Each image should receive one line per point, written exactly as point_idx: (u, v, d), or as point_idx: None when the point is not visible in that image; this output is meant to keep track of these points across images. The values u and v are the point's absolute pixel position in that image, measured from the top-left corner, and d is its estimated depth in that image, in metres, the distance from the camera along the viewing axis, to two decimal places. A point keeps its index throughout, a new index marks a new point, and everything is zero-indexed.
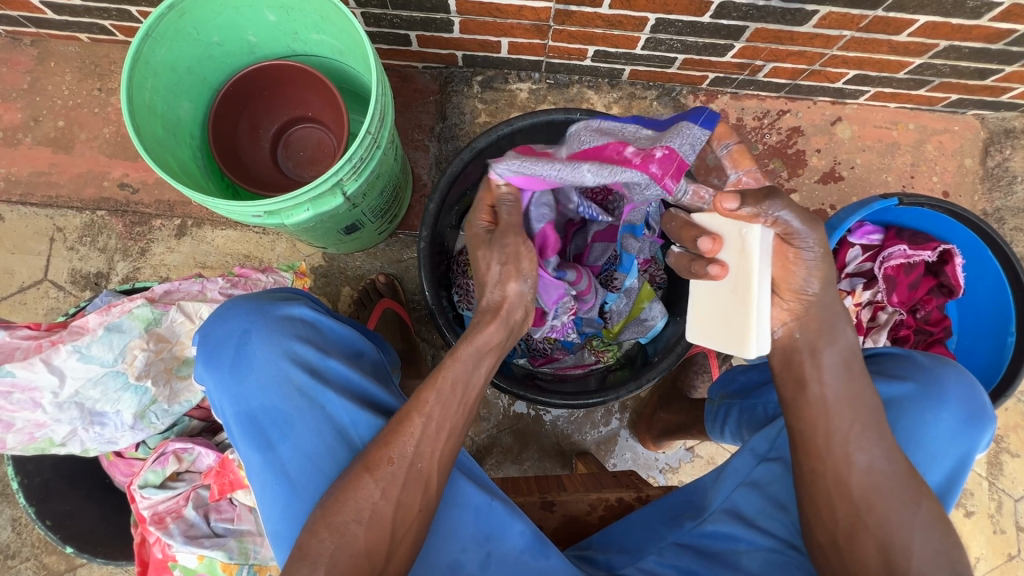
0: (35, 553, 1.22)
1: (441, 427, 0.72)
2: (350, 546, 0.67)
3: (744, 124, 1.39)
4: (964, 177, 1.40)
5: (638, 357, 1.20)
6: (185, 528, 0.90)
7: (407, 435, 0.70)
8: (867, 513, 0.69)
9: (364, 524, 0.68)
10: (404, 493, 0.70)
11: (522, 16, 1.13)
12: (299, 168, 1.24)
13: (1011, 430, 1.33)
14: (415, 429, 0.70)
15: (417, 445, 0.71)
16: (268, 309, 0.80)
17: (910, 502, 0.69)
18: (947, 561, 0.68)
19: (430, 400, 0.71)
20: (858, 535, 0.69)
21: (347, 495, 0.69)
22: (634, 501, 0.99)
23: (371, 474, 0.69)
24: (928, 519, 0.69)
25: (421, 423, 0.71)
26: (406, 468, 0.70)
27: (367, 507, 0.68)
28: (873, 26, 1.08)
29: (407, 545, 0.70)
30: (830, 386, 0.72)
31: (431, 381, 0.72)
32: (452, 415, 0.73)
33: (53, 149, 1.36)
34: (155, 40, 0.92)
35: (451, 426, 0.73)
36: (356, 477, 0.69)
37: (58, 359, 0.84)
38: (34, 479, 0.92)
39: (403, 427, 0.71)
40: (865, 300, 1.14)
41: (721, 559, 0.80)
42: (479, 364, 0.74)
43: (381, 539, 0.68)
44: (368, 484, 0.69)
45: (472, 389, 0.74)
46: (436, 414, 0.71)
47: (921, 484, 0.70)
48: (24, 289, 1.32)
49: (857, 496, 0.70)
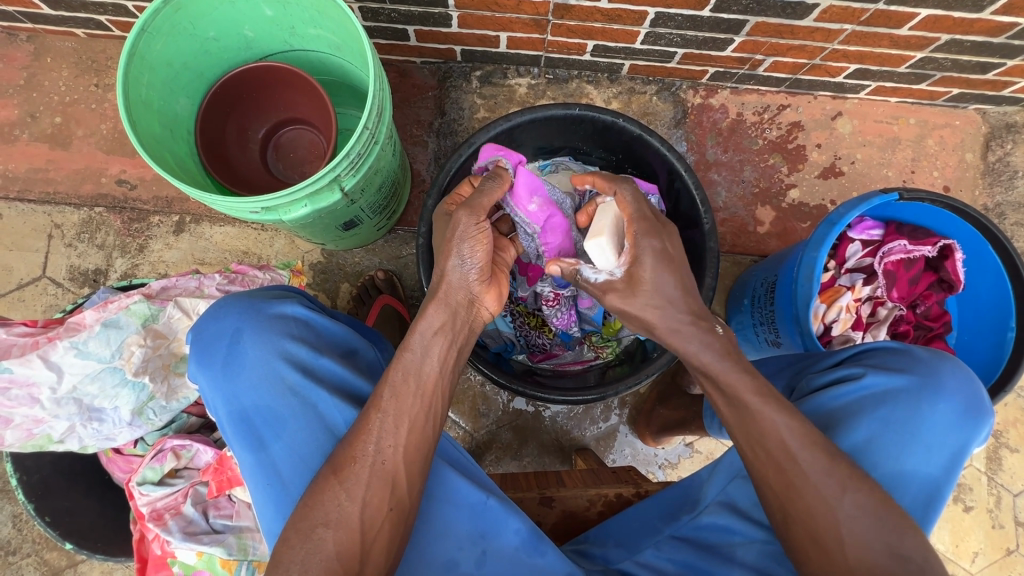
0: (36, 549, 1.22)
1: (399, 421, 0.71)
2: (320, 550, 0.67)
3: (743, 119, 1.38)
4: (965, 173, 1.39)
5: (638, 352, 1.18)
6: (184, 525, 0.90)
7: (367, 433, 0.71)
8: (843, 506, 0.67)
9: (333, 529, 0.67)
10: (370, 494, 0.69)
11: (521, 10, 1.12)
12: (288, 170, 1.24)
13: (1010, 425, 1.33)
14: (372, 426, 0.71)
15: (377, 443, 0.70)
16: (261, 307, 0.80)
17: (837, 495, 0.68)
18: (886, 545, 0.67)
19: (384, 396, 0.72)
20: (799, 530, 0.69)
21: (317, 500, 0.69)
22: (633, 497, 0.99)
23: (337, 478, 0.69)
24: (852, 515, 0.67)
25: (379, 420, 0.71)
26: (369, 467, 0.70)
27: (334, 511, 0.68)
28: (874, 20, 1.08)
29: (381, 551, 0.70)
30: (739, 387, 0.73)
31: (385, 376, 0.74)
32: (407, 407, 0.72)
33: (50, 145, 1.36)
34: (151, 35, 0.91)
35: (411, 420, 0.72)
36: (324, 481, 0.69)
37: (55, 355, 0.84)
38: (33, 475, 0.92)
39: (363, 425, 0.71)
40: (865, 295, 1.13)
41: (717, 551, 0.81)
42: (429, 352, 0.75)
43: (353, 542, 0.68)
44: (334, 487, 0.69)
45: (426, 380, 0.74)
46: (391, 408, 0.72)
47: (842, 473, 0.68)
48: (23, 285, 1.32)
49: (778, 488, 0.70)
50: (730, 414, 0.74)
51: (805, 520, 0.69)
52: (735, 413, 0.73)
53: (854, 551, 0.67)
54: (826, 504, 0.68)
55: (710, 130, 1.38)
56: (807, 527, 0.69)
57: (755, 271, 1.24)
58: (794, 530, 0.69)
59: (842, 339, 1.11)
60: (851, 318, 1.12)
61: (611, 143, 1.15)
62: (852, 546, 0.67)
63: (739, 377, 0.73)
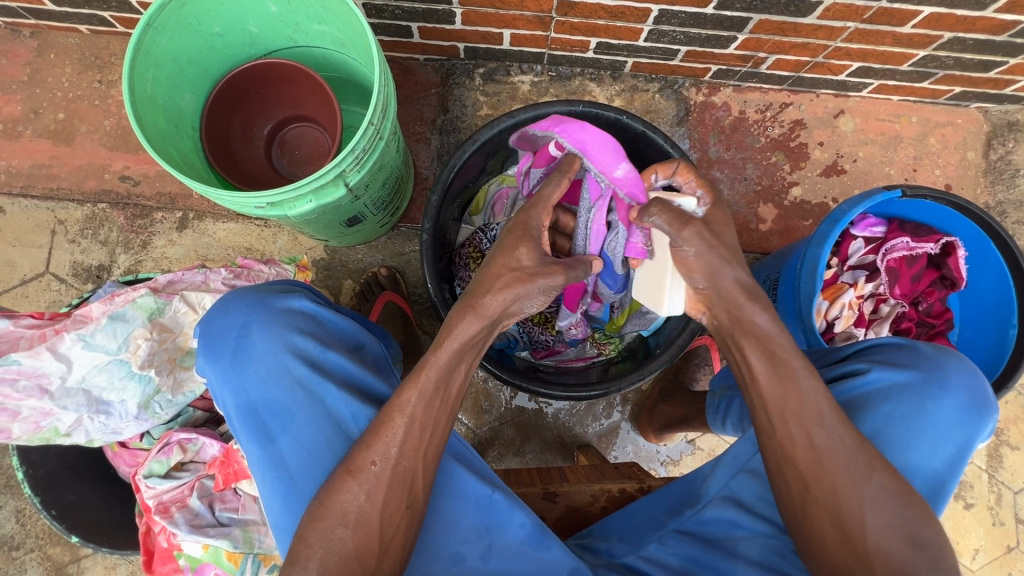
0: (40, 544, 1.22)
1: (424, 428, 0.71)
2: (338, 548, 0.68)
3: (746, 117, 1.38)
4: (966, 171, 1.40)
5: (640, 349, 1.21)
6: (189, 518, 0.90)
7: (389, 436, 0.70)
8: (856, 508, 0.68)
9: (351, 528, 0.68)
10: (389, 496, 0.69)
11: (524, 7, 1.12)
12: (293, 167, 1.24)
13: (1010, 423, 1.33)
14: (396, 430, 0.70)
15: (399, 446, 0.70)
16: (268, 302, 0.80)
17: (860, 500, 0.68)
18: (904, 531, 0.67)
19: (412, 400, 0.71)
20: (816, 532, 0.70)
21: (332, 498, 0.69)
22: (636, 492, 1.00)
23: (353, 477, 0.69)
24: (866, 517, 0.68)
25: (403, 424, 0.70)
26: (389, 469, 0.70)
27: (353, 511, 0.68)
28: (877, 18, 1.08)
29: (396, 549, 0.70)
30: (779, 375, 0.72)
31: (414, 378, 0.71)
32: (434, 412, 0.72)
33: (53, 141, 1.36)
34: (156, 30, 0.91)
35: (433, 424, 0.72)
36: (340, 480, 0.69)
37: (63, 347, 0.86)
38: (40, 469, 0.92)
39: (384, 426, 0.70)
40: (868, 292, 1.14)
41: (720, 545, 0.81)
42: (460, 363, 0.73)
43: (370, 541, 0.68)
44: (352, 487, 0.69)
45: (452, 387, 0.74)
46: (419, 415, 0.71)
47: (870, 454, 0.69)
48: (26, 281, 1.32)
49: (806, 470, 0.70)
50: (765, 388, 0.73)
51: (823, 523, 0.69)
52: (775, 381, 0.72)
53: (874, 538, 0.67)
54: (842, 507, 0.68)
55: (712, 128, 1.38)
56: (820, 521, 0.69)
57: (760, 267, 1.24)
58: (809, 526, 0.70)
59: (844, 336, 1.12)
60: (854, 314, 1.12)
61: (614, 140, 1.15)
62: (871, 550, 0.67)
63: (790, 345, 0.73)
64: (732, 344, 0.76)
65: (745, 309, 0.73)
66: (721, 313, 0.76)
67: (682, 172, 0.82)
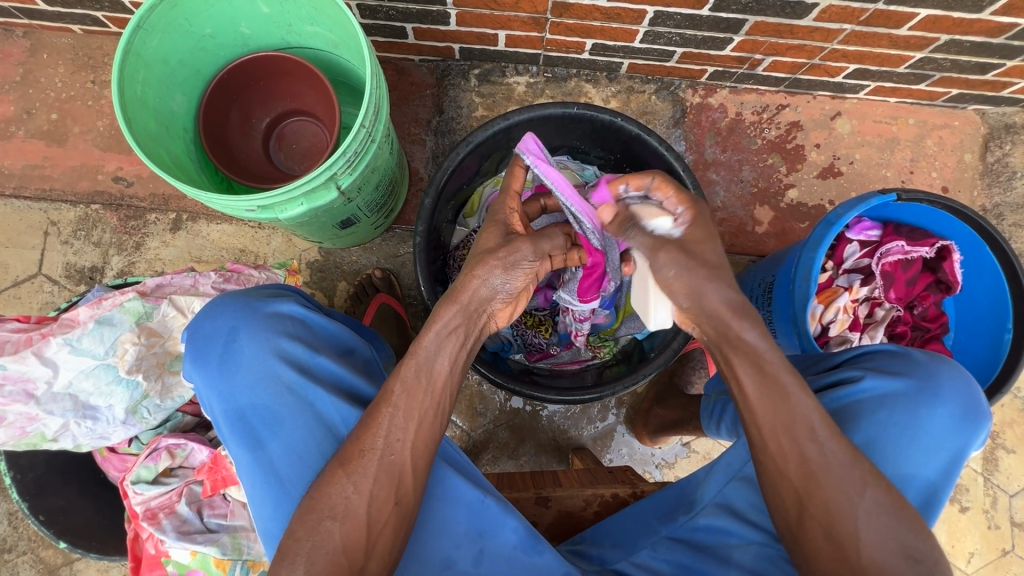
0: (32, 548, 1.22)
1: (410, 419, 0.71)
2: (327, 542, 0.67)
3: (743, 119, 1.38)
4: (964, 173, 1.39)
5: (635, 353, 1.21)
6: (178, 524, 0.90)
7: (377, 428, 0.70)
8: (852, 510, 0.67)
9: (339, 522, 0.67)
10: (377, 488, 0.69)
11: (519, 8, 1.11)
12: (291, 161, 1.23)
13: (1007, 426, 1.33)
14: (383, 421, 0.70)
15: (386, 438, 0.70)
16: (256, 306, 0.80)
17: (859, 508, 0.67)
18: (905, 543, 0.67)
19: (396, 391, 0.71)
20: (813, 539, 0.69)
21: (322, 492, 0.68)
22: (629, 497, 0.99)
23: (344, 470, 0.69)
24: (865, 523, 0.67)
25: (389, 415, 0.70)
26: (378, 461, 0.69)
27: (341, 503, 0.68)
28: (873, 20, 1.07)
29: (385, 545, 0.70)
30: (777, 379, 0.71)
31: (397, 370, 0.73)
32: (419, 404, 0.72)
33: (46, 142, 1.35)
34: (146, 32, 0.91)
35: (421, 416, 0.72)
36: (330, 474, 0.69)
37: (49, 351, 0.85)
38: (28, 473, 0.91)
39: (372, 420, 0.70)
40: (863, 296, 1.13)
41: (713, 552, 0.81)
42: (442, 350, 0.74)
43: (359, 536, 0.68)
44: (341, 479, 0.68)
45: (436, 378, 0.74)
46: (402, 405, 0.71)
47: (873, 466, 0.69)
48: (18, 282, 1.32)
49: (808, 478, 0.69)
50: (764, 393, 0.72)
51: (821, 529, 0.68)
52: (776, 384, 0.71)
53: (877, 547, 0.67)
54: (841, 512, 0.67)
55: (709, 129, 1.38)
56: (818, 525, 0.69)
57: (753, 271, 1.24)
58: (803, 528, 0.70)
59: (839, 340, 1.11)
60: (849, 318, 1.12)
61: (609, 142, 1.14)
62: (871, 557, 0.67)
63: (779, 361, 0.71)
64: (720, 357, 0.75)
65: (731, 325, 0.72)
66: (708, 328, 0.75)
67: (660, 185, 0.82)
